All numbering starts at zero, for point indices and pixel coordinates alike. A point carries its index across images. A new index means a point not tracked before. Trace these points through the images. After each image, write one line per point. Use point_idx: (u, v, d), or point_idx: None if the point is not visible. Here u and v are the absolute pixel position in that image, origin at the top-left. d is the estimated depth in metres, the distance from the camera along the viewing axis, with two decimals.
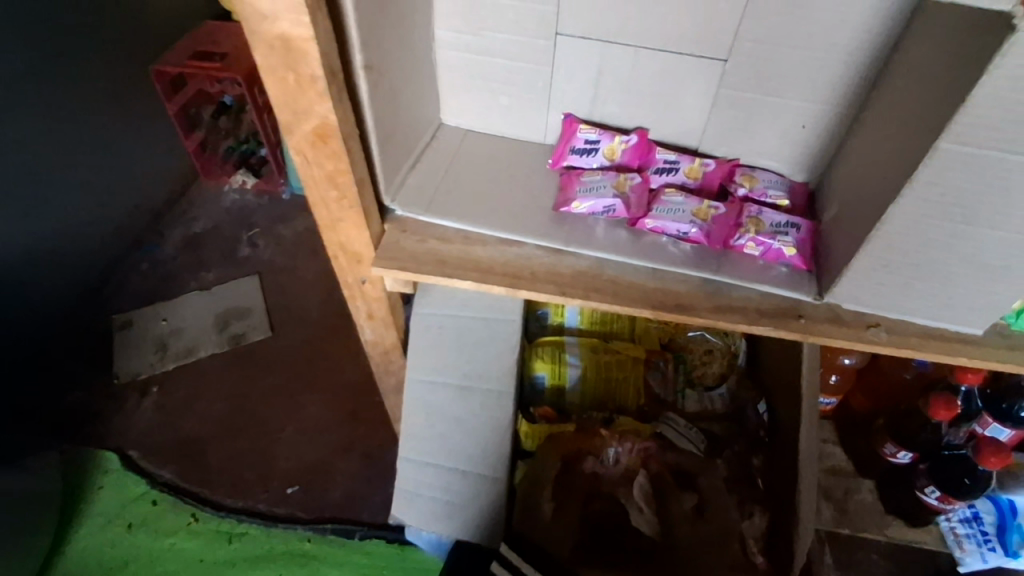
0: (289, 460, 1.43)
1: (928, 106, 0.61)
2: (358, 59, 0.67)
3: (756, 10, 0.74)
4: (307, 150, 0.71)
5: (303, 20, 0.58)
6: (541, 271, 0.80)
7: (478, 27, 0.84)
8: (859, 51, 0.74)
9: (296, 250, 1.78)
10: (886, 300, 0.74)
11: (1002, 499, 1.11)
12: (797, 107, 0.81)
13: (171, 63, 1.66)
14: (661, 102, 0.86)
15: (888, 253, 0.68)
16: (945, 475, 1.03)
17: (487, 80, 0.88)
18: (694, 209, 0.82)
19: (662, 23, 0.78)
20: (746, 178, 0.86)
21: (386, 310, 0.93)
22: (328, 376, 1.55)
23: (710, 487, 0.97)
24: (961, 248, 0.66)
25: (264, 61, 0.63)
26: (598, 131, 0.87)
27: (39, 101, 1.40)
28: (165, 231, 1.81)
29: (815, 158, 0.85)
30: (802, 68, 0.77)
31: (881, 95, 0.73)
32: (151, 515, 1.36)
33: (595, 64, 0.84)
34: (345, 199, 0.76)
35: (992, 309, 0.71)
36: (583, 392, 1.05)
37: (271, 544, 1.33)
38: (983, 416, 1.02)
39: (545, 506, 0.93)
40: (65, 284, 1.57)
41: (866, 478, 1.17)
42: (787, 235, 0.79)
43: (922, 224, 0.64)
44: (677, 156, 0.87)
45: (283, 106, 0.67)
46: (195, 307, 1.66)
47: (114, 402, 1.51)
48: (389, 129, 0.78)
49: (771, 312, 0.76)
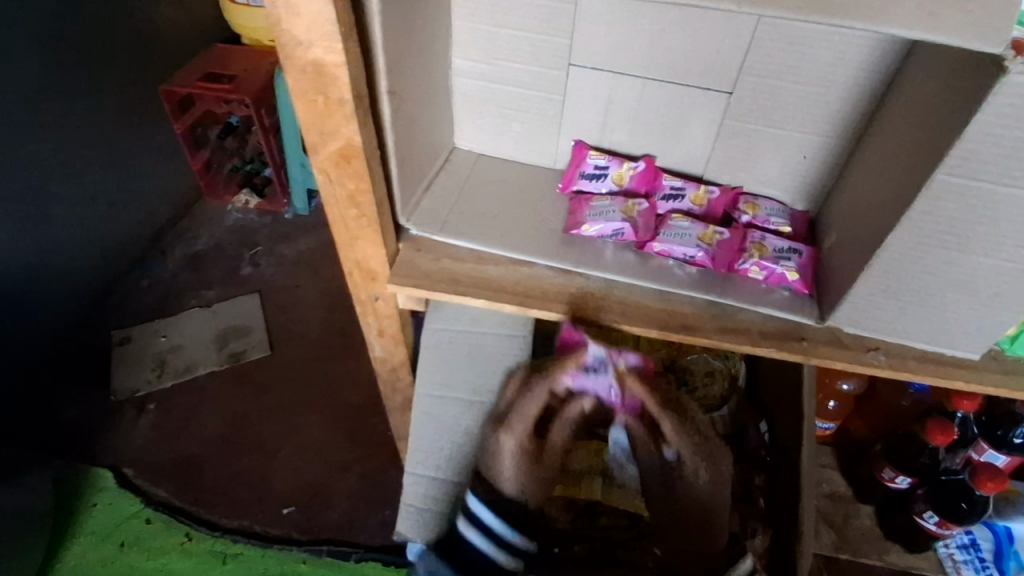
0: (287, 479, 1.43)
1: (922, 142, 0.65)
2: (384, 84, 0.70)
3: (761, 46, 0.78)
4: (330, 169, 0.74)
5: (336, 47, 0.61)
6: (551, 290, 0.83)
7: (493, 57, 0.87)
8: (856, 88, 0.78)
9: (298, 270, 1.80)
10: (885, 324, 0.76)
11: (999, 526, 1.11)
12: (798, 139, 0.85)
13: (182, 83, 1.69)
14: (667, 131, 0.89)
15: (887, 281, 0.71)
16: (942, 499, 1.05)
17: (501, 107, 0.92)
18: (700, 234, 0.85)
19: (671, 56, 0.82)
20: (749, 206, 0.90)
21: (397, 327, 0.95)
22: (328, 396, 1.56)
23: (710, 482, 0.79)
24: (957, 274, 0.68)
25: (296, 85, 0.66)
26: (607, 158, 0.91)
27: (49, 118, 1.43)
28: (168, 249, 1.83)
29: (814, 187, 0.89)
30: (802, 102, 0.81)
31: (878, 128, 0.77)
32: (144, 533, 1.36)
33: (605, 94, 0.88)
34: (365, 217, 0.79)
35: (986, 335, 0.74)
36: None
37: (266, 565, 1.32)
38: (979, 442, 1.05)
39: (516, 461, 0.79)
40: (67, 299, 1.58)
41: (866, 503, 1.18)
42: (790, 260, 0.82)
43: (919, 252, 0.67)
44: (683, 184, 0.90)
45: (310, 128, 0.70)
46: (196, 325, 1.67)
47: (111, 418, 1.52)
48: (407, 151, 0.81)
49: (772, 333, 0.79)
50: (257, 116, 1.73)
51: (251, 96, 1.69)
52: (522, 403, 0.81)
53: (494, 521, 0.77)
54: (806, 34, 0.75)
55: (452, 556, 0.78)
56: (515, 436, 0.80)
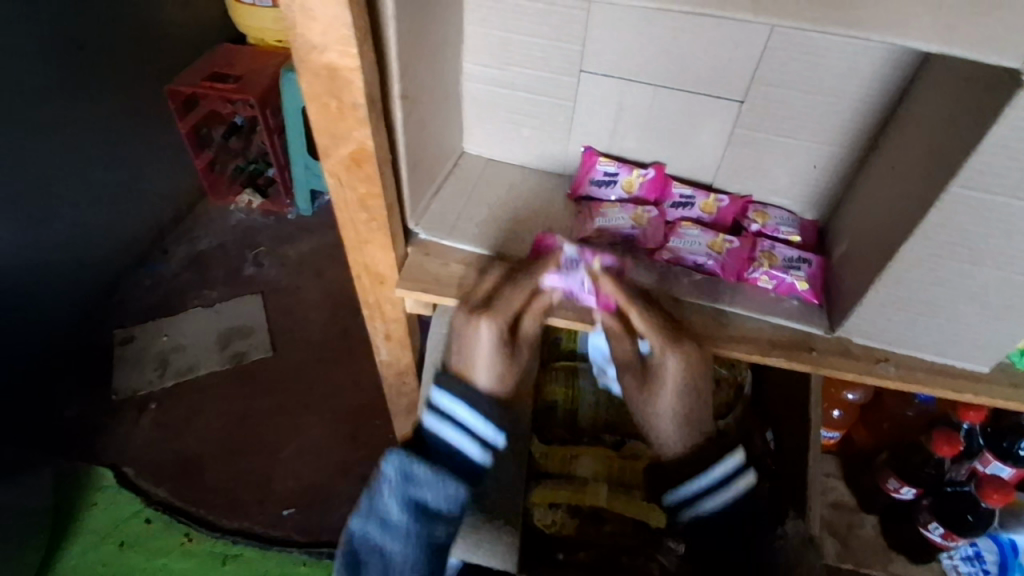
0: (288, 481, 1.43)
1: (935, 155, 0.65)
2: (396, 89, 0.70)
3: (773, 55, 0.78)
4: (341, 173, 0.74)
5: (351, 51, 0.61)
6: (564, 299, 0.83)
7: (505, 62, 0.87)
8: (868, 98, 0.78)
9: (301, 271, 1.80)
10: (894, 336, 0.76)
11: (1004, 538, 1.10)
12: (809, 148, 0.85)
13: (187, 83, 1.69)
14: (677, 138, 0.89)
15: (898, 293, 0.71)
16: (948, 510, 1.04)
17: (511, 112, 0.92)
18: (710, 242, 0.85)
19: (683, 63, 0.82)
20: (758, 214, 0.90)
21: (403, 331, 0.95)
22: (330, 398, 1.56)
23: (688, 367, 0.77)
24: (969, 287, 0.68)
25: (309, 89, 0.66)
26: (617, 164, 0.91)
27: (53, 117, 1.43)
28: (170, 249, 1.83)
29: (824, 197, 0.89)
30: (813, 112, 0.81)
31: (891, 138, 0.77)
32: (144, 533, 1.35)
33: (615, 101, 0.88)
34: (375, 221, 0.79)
35: (997, 348, 0.74)
36: (594, 415, 1.07)
37: (266, 566, 1.32)
38: (984, 453, 1.04)
39: (496, 352, 0.79)
40: (69, 298, 1.58)
41: (870, 513, 1.18)
42: (799, 269, 0.82)
43: (931, 265, 0.67)
44: (693, 192, 0.90)
45: (322, 131, 0.70)
46: (198, 325, 1.67)
47: (112, 417, 1.51)
48: (417, 155, 0.81)
49: (782, 343, 0.79)
50: (262, 116, 1.73)
51: (257, 96, 1.69)
52: (510, 295, 0.78)
53: (463, 412, 0.79)
54: (820, 44, 0.75)
55: (424, 453, 0.78)
56: (493, 325, 0.77)
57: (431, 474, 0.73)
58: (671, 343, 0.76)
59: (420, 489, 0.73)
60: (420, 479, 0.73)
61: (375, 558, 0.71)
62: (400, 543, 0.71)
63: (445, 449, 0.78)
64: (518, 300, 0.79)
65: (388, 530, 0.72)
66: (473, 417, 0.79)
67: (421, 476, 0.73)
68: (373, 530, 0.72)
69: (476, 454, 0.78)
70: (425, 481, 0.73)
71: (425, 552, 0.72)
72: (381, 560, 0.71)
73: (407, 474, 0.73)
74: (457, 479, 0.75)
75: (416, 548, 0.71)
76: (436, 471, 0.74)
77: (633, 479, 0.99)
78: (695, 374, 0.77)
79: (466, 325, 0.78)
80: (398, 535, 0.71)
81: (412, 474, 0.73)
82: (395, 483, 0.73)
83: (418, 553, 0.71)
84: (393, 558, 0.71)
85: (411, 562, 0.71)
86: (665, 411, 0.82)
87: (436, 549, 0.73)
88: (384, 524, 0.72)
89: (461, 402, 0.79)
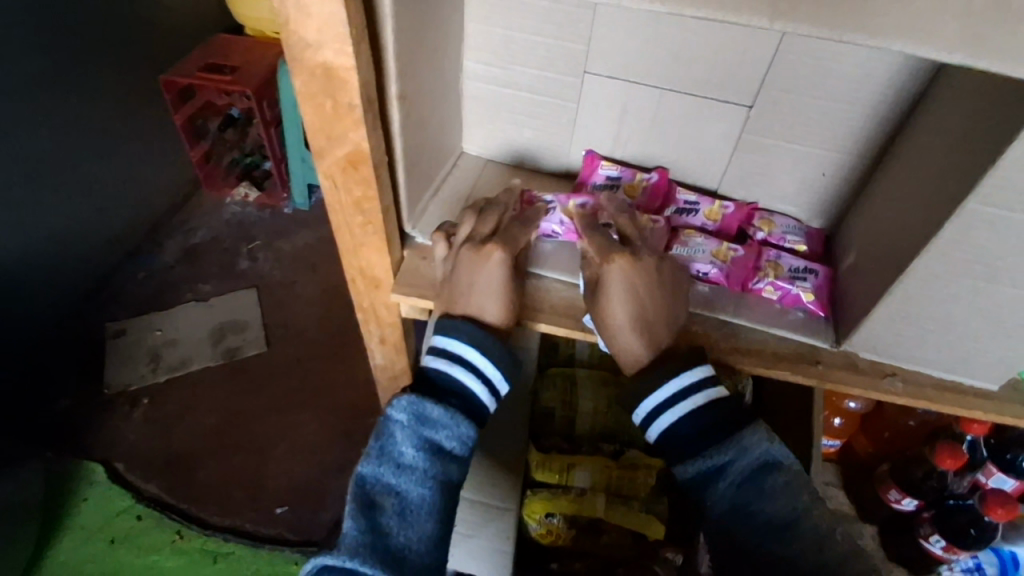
0: (280, 479, 1.41)
1: (952, 167, 0.62)
2: (394, 89, 0.67)
3: (784, 59, 0.76)
4: (337, 175, 0.71)
5: (347, 50, 0.59)
6: (560, 305, 0.81)
7: (507, 61, 0.85)
8: (880, 106, 0.76)
9: (296, 266, 1.77)
10: (903, 352, 0.74)
11: (1005, 551, 1.08)
12: (817, 155, 0.82)
13: (182, 73, 1.66)
14: (683, 142, 0.87)
15: (907, 308, 0.69)
16: (950, 524, 1.02)
17: (513, 113, 0.90)
18: (715, 250, 0.82)
19: (690, 66, 0.79)
20: (764, 222, 0.87)
21: (399, 335, 0.92)
22: (323, 396, 1.53)
23: (621, 269, 0.72)
24: (982, 304, 0.66)
25: (304, 88, 0.63)
26: (619, 167, 0.88)
27: (46, 106, 1.40)
28: (165, 241, 1.80)
29: (831, 205, 0.87)
30: (823, 118, 0.79)
31: (904, 148, 0.74)
32: (134, 530, 1.33)
33: (620, 103, 0.85)
34: (370, 224, 0.76)
35: (1007, 366, 0.72)
36: (592, 423, 1.05)
37: (257, 565, 1.30)
38: (988, 465, 1.03)
39: (503, 287, 0.74)
40: (60, 290, 1.55)
41: (869, 523, 1.16)
42: (806, 281, 0.80)
43: (944, 280, 0.65)
44: (698, 198, 0.88)
45: (317, 132, 0.67)
46: (191, 319, 1.64)
47: (102, 412, 1.49)
48: (415, 157, 0.79)
49: (787, 357, 0.77)
50: (258, 109, 1.69)
51: (253, 88, 1.65)
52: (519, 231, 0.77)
53: (473, 354, 0.73)
54: (833, 49, 0.73)
55: (432, 392, 0.71)
56: (506, 256, 0.74)
57: (446, 414, 0.68)
58: (612, 251, 0.73)
59: (434, 430, 0.68)
60: (434, 419, 0.68)
61: (391, 501, 0.66)
62: (417, 485, 0.67)
63: (455, 391, 0.72)
64: (512, 235, 0.77)
65: (402, 472, 0.67)
66: (484, 361, 0.73)
67: (434, 416, 0.69)
68: (388, 472, 0.67)
69: (486, 399, 0.73)
70: (440, 421, 0.68)
71: (440, 493, 0.67)
72: (397, 501, 0.66)
73: (420, 414, 0.68)
74: (468, 418, 0.71)
75: (433, 488, 0.67)
76: (450, 411, 0.69)
77: (631, 490, 0.98)
78: (642, 279, 0.72)
79: (474, 256, 0.74)
80: (414, 475, 0.67)
81: (425, 415, 0.68)
82: (406, 424, 0.68)
83: (435, 493, 0.67)
84: (410, 499, 0.66)
85: (428, 503, 0.66)
86: (631, 336, 0.73)
87: (449, 489, 0.68)
88: (398, 466, 0.67)
89: (473, 346, 0.72)
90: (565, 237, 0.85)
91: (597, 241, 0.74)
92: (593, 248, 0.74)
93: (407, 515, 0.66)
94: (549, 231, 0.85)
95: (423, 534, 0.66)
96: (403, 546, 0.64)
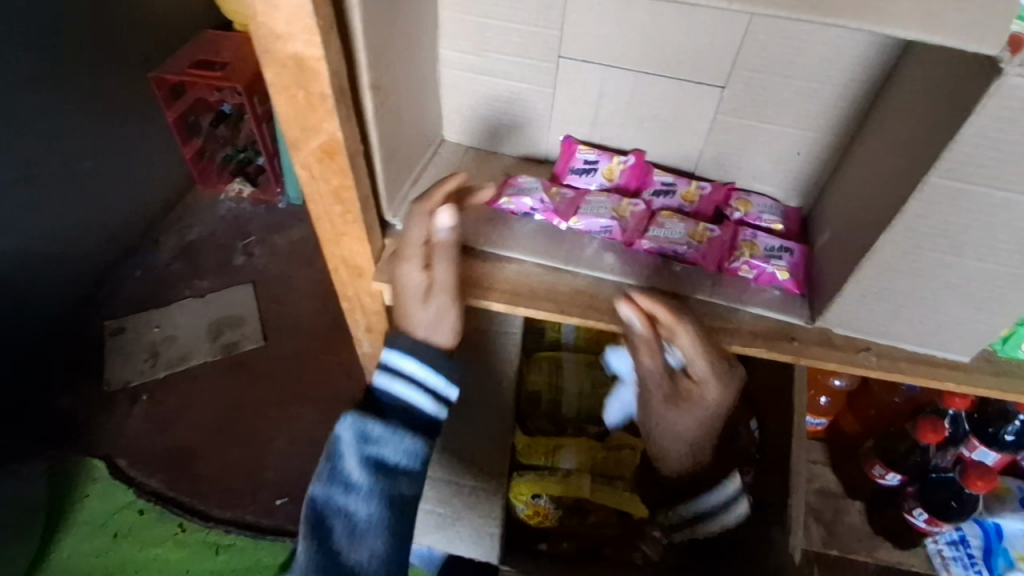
0: (280, 470, 1.43)
1: (917, 143, 0.63)
2: (366, 79, 0.68)
3: (754, 39, 0.76)
4: (314, 166, 0.72)
5: (316, 40, 0.59)
6: (538, 289, 0.81)
7: (483, 48, 0.85)
8: (850, 84, 0.77)
9: (291, 260, 1.78)
10: (875, 326, 0.76)
11: (989, 523, 1.11)
12: (792, 134, 0.83)
13: (172, 70, 1.67)
14: (660, 125, 0.88)
15: (876, 282, 0.70)
16: (932, 497, 1.04)
17: (492, 100, 0.90)
18: (691, 230, 0.84)
19: (663, 48, 0.80)
20: (741, 202, 0.88)
21: (384, 324, 0.94)
22: (320, 388, 1.55)
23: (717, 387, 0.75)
24: (949, 277, 0.67)
25: (276, 80, 0.64)
26: (596, 152, 0.90)
27: (35, 109, 1.40)
28: (160, 239, 1.81)
29: (808, 184, 0.87)
30: (795, 98, 0.80)
31: (875, 123, 0.75)
32: (138, 524, 1.36)
33: (595, 88, 0.86)
34: (349, 214, 0.77)
35: (979, 339, 0.73)
36: (578, 405, 1.08)
37: (260, 555, 1.32)
38: (970, 439, 1.04)
39: (418, 299, 0.75)
40: (57, 289, 1.56)
41: (856, 499, 1.18)
42: (781, 259, 0.81)
43: (910, 254, 0.66)
44: (674, 179, 0.89)
45: (291, 123, 0.68)
46: (188, 315, 1.66)
47: (104, 408, 1.51)
48: (393, 146, 0.80)
49: (763, 334, 0.78)
50: (249, 104, 1.70)
51: (243, 83, 1.67)
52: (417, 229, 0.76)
53: (411, 364, 0.74)
54: (802, 29, 0.74)
55: (378, 411, 0.73)
56: (415, 262, 0.75)
57: (387, 429, 0.70)
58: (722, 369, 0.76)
59: (378, 446, 0.70)
60: (377, 436, 0.70)
61: (341, 521, 0.69)
62: (365, 504, 0.69)
63: (401, 406, 0.73)
64: (416, 237, 0.75)
65: (350, 491, 0.69)
66: (424, 371, 0.74)
67: (377, 433, 0.70)
68: (337, 493, 0.69)
69: (432, 408, 0.74)
70: (383, 438, 0.70)
71: (390, 508, 0.69)
72: (347, 522, 0.68)
73: (363, 433, 0.70)
74: (413, 431, 0.72)
75: (380, 505, 0.69)
76: (391, 426, 0.71)
77: (616, 470, 1.01)
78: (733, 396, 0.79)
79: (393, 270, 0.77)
80: (361, 494, 0.69)
81: (368, 433, 0.70)
82: (352, 444, 0.70)
83: (383, 510, 0.69)
84: (359, 519, 0.68)
85: (377, 521, 0.68)
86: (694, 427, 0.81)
87: (400, 503, 0.70)
88: (346, 486, 0.69)
89: (410, 357, 0.73)
90: (541, 216, 0.86)
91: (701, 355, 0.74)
92: (692, 359, 0.74)
93: (357, 534, 0.68)
94: (528, 208, 0.86)
95: (375, 551, 0.68)
96: (356, 564, 0.68)
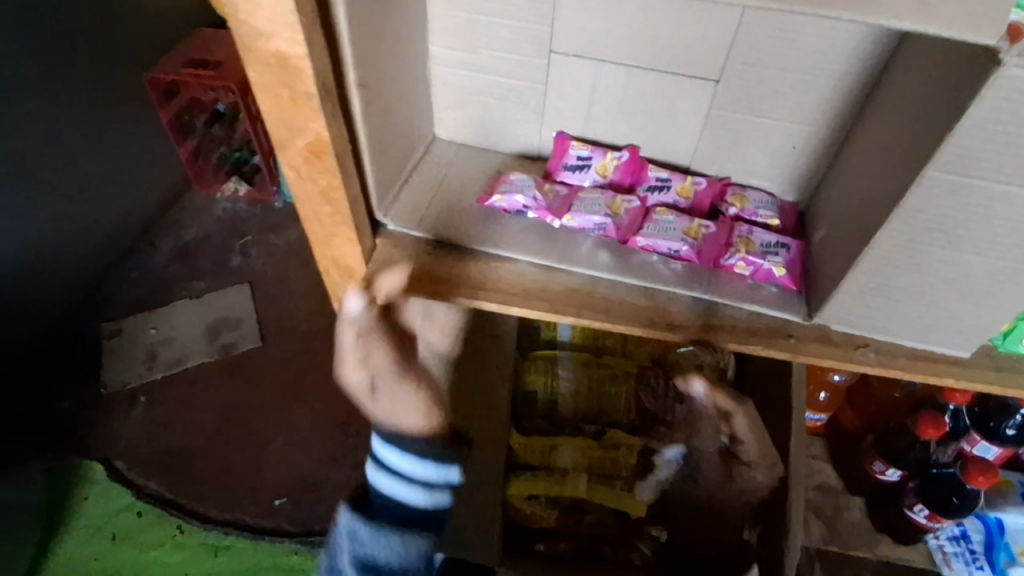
0: (278, 471, 1.42)
1: (914, 135, 0.62)
2: (353, 77, 0.67)
3: (747, 31, 0.75)
4: (301, 166, 0.71)
5: (299, 38, 0.58)
6: (532, 288, 0.80)
7: (473, 44, 0.84)
8: (846, 76, 0.75)
9: (287, 260, 1.77)
10: (873, 322, 0.75)
11: (991, 518, 1.10)
12: (788, 128, 0.82)
13: (165, 70, 1.65)
14: (653, 120, 0.86)
15: (874, 278, 0.69)
16: (933, 493, 1.04)
17: (484, 96, 0.89)
18: (686, 227, 0.83)
19: (656, 41, 0.79)
20: (737, 198, 0.87)
21: None
22: (317, 388, 1.54)
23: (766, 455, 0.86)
24: (947, 271, 0.66)
25: (260, 79, 0.63)
26: (590, 148, 0.88)
27: (27, 111, 1.39)
28: (156, 240, 1.80)
29: (805, 178, 0.86)
30: (790, 91, 0.78)
31: (872, 115, 0.74)
32: (136, 526, 1.35)
33: (588, 83, 0.85)
34: (338, 214, 0.76)
35: (979, 334, 0.72)
36: (574, 404, 1.06)
37: (259, 556, 1.32)
38: (971, 433, 1.02)
39: (368, 399, 0.73)
40: (53, 292, 1.55)
41: (856, 495, 1.17)
42: (777, 255, 0.80)
43: (908, 249, 0.65)
44: (669, 175, 0.88)
45: (277, 122, 0.67)
46: (185, 316, 1.65)
47: (102, 411, 1.50)
48: (382, 144, 0.78)
49: (760, 331, 0.77)
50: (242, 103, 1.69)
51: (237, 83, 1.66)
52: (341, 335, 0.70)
53: (391, 455, 0.76)
54: (796, 20, 0.72)
55: (371, 508, 0.77)
56: (351, 357, 0.70)
57: (372, 531, 0.75)
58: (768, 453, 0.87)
59: (367, 547, 0.74)
60: (363, 538, 0.75)
61: None
62: None
63: (390, 505, 0.76)
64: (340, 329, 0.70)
65: None
66: (409, 468, 0.75)
67: (364, 535, 0.75)
68: None
69: (418, 500, 0.76)
70: (368, 540, 0.74)
71: None
72: None
73: (353, 533, 0.75)
74: (403, 529, 0.75)
75: None
76: (377, 528, 0.75)
77: (613, 470, 1.01)
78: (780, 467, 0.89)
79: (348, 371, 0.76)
80: None
81: (357, 534, 0.75)
82: (345, 545, 0.76)
83: None
84: None
85: None
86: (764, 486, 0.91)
87: None
88: None
89: (391, 450, 0.75)
90: (534, 214, 0.85)
91: (754, 430, 0.84)
92: (744, 433, 0.85)
93: None
94: (520, 205, 0.84)
95: None
96: None
